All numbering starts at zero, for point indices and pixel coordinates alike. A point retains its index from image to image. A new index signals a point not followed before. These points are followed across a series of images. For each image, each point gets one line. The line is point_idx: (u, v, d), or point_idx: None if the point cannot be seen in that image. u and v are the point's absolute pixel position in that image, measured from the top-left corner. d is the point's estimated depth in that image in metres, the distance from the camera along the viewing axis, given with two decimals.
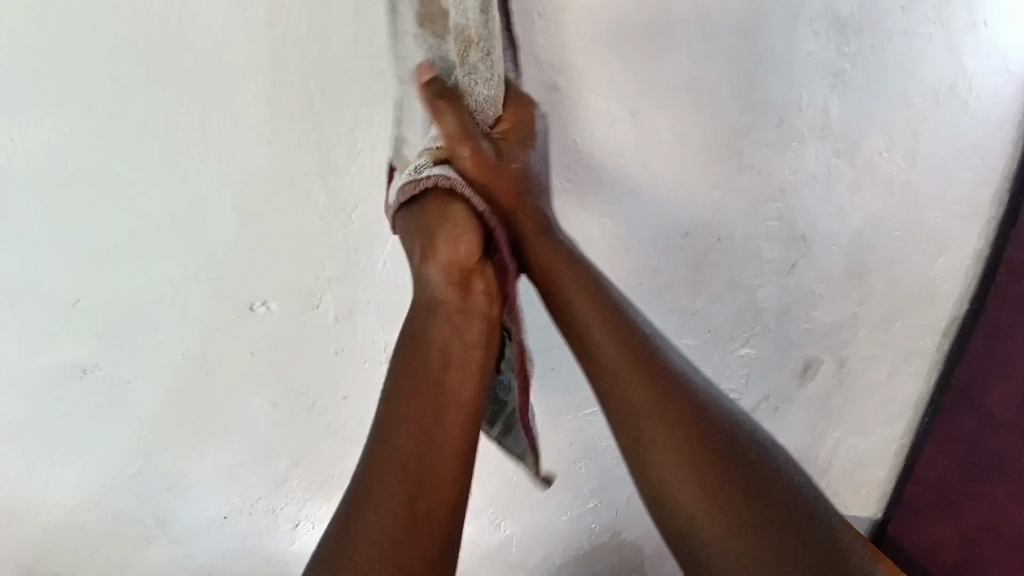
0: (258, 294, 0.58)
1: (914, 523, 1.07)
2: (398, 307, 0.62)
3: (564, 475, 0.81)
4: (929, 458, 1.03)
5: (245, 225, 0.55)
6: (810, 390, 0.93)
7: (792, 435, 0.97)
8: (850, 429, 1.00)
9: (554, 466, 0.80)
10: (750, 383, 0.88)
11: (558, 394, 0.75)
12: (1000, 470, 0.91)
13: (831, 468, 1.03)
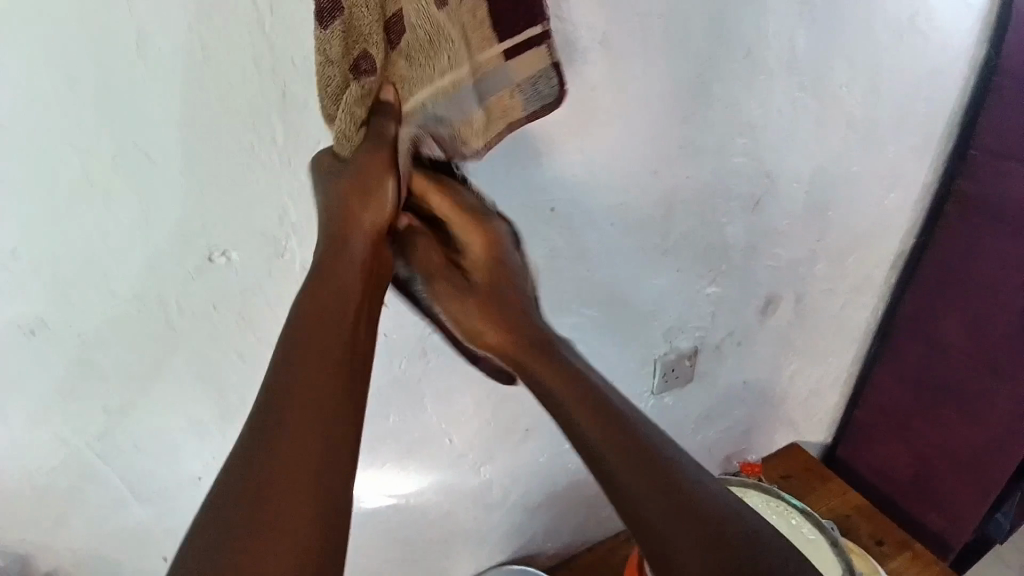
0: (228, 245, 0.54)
1: (862, 445, 1.16)
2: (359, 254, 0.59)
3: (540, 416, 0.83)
4: (877, 385, 1.11)
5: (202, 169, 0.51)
6: (771, 325, 0.97)
7: (754, 368, 1.01)
8: (806, 360, 1.06)
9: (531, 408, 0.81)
10: (716, 321, 0.91)
11: None
12: (959, 395, 1.00)
13: (789, 398, 1.10)
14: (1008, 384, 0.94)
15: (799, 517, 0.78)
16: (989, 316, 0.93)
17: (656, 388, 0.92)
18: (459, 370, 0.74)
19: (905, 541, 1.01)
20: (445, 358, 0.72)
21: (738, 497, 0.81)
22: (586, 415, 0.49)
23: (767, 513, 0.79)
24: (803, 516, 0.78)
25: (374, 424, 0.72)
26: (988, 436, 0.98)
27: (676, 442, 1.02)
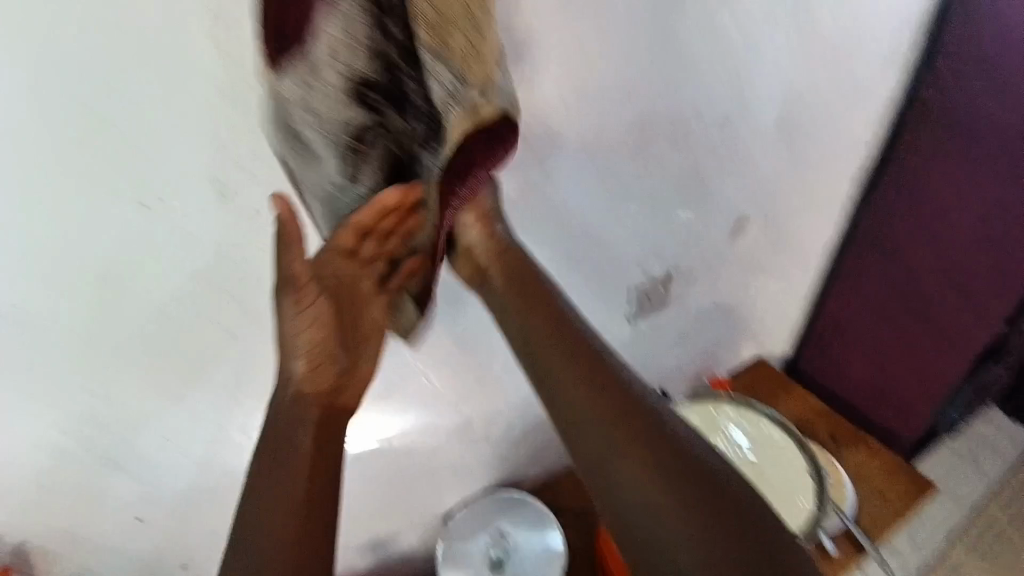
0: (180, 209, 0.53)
1: (820, 354, 1.23)
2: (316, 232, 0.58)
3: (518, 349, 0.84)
4: (837, 295, 1.15)
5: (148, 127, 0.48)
6: (740, 247, 0.98)
7: (723, 291, 1.03)
8: (772, 278, 1.08)
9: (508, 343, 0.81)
10: (689, 245, 0.91)
11: None
12: (919, 303, 1.07)
13: (755, 317, 1.14)
14: (963, 285, 1.02)
15: (766, 423, 0.82)
16: (946, 227, 0.99)
17: (631, 315, 0.92)
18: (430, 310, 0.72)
19: (861, 437, 1.10)
20: None
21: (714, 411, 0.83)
22: (581, 389, 0.54)
23: (740, 422, 0.82)
24: (771, 422, 0.82)
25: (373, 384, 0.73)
26: (944, 334, 1.07)
27: (650, 365, 1.05)
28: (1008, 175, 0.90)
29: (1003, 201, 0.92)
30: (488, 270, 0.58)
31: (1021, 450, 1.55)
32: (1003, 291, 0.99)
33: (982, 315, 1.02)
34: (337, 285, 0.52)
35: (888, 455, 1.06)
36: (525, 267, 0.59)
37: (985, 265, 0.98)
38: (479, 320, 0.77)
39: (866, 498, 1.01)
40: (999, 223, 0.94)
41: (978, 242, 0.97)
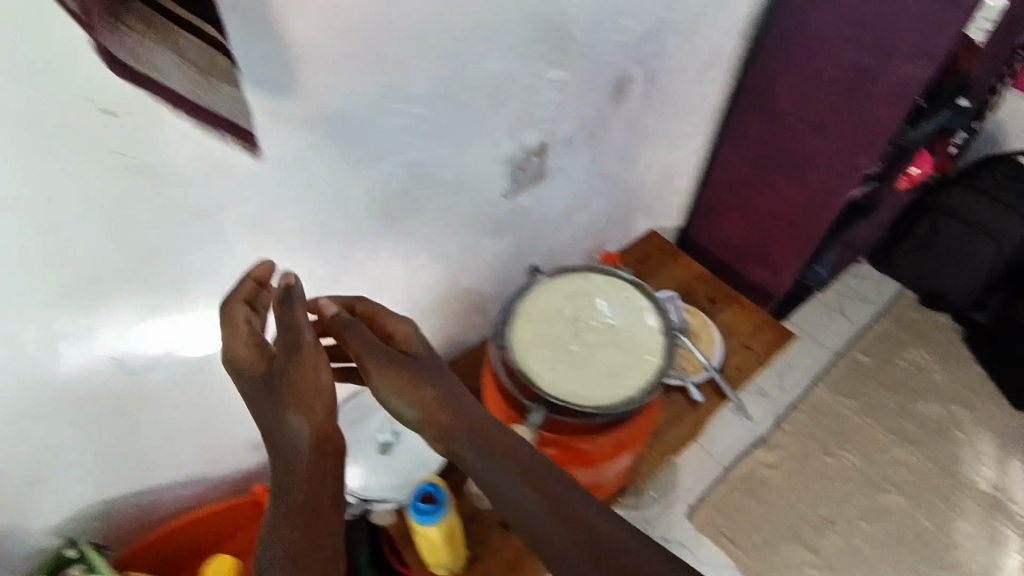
0: (172, 198, 0.57)
1: (708, 221, 1.28)
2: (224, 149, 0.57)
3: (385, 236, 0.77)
4: (722, 160, 1.18)
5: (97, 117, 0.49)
6: (622, 112, 0.93)
7: (608, 161, 1.00)
8: (657, 146, 1.07)
9: (367, 228, 0.75)
10: (566, 109, 0.84)
11: (348, 144, 0.66)
12: (791, 159, 1.09)
13: (644, 186, 1.13)
14: (830, 138, 1.02)
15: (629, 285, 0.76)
16: (819, 72, 0.97)
17: (506, 191, 0.87)
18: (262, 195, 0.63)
19: (733, 296, 1.19)
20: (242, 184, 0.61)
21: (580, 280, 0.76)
22: (491, 459, 0.61)
23: (603, 288, 0.75)
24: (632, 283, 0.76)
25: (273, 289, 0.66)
26: (810, 191, 1.10)
27: (537, 244, 1.03)
28: (879, 12, 0.88)
29: (872, 41, 0.91)
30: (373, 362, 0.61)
31: (880, 296, 1.74)
32: (866, 147, 0.99)
33: (846, 172, 1.04)
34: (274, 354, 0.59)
35: (754, 308, 1.16)
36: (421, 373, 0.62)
37: (852, 116, 0.98)
38: (329, 205, 0.69)
39: (733, 350, 1.11)
40: (865, 75, 0.94)
41: (847, 90, 0.96)
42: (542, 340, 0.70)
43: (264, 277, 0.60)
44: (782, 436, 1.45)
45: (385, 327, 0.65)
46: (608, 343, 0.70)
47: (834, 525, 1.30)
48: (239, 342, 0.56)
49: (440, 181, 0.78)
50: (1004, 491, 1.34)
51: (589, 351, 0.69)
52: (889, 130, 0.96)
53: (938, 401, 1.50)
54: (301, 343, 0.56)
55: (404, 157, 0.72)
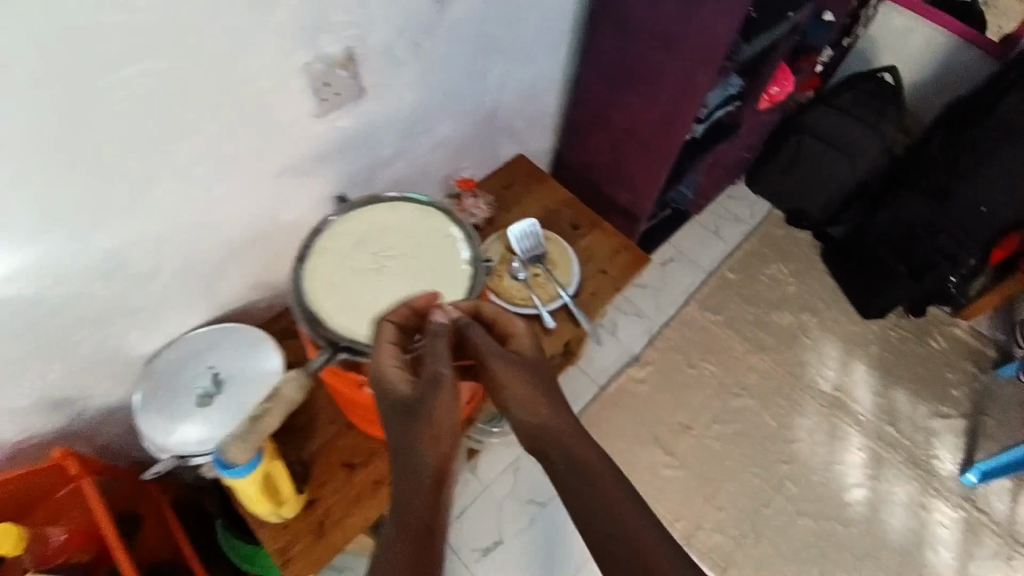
0: None
1: (576, 141, 1.26)
2: None
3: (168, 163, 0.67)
4: (585, 76, 1.15)
5: None
6: (453, 18, 0.84)
7: (450, 75, 0.92)
8: (504, 60, 0.99)
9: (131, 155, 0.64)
10: (376, 12, 0.73)
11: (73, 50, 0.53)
12: (643, 76, 1.07)
13: (501, 103, 1.08)
14: (674, 53, 1.01)
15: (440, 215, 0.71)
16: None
17: (316, 111, 0.76)
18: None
19: (595, 220, 1.17)
20: None
21: (389, 212, 0.70)
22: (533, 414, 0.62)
23: (413, 220, 0.70)
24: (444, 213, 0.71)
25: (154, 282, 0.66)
26: (660, 113, 1.09)
27: (376, 171, 0.94)
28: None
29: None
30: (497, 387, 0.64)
31: (753, 216, 1.83)
32: (704, 61, 0.98)
33: (689, 91, 1.03)
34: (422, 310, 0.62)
35: (615, 232, 1.16)
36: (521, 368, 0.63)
37: (690, 27, 0.96)
38: (70, 127, 0.57)
39: (590, 275, 1.11)
40: None
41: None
42: (338, 278, 0.64)
43: (423, 305, 0.62)
44: (653, 353, 1.53)
45: (502, 327, 0.65)
46: (410, 279, 0.66)
47: (691, 429, 1.41)
48: (389, 363, 0.58)
49: (220, 100, 0.66)
50: (843, 390, 1.48)
51: (389, 288, 0.65)
52: (723, 43, 0.94)
53: (791, 311, 1.63)
54: (439, 375, 0.56)
55: (161, 66, 0.59)
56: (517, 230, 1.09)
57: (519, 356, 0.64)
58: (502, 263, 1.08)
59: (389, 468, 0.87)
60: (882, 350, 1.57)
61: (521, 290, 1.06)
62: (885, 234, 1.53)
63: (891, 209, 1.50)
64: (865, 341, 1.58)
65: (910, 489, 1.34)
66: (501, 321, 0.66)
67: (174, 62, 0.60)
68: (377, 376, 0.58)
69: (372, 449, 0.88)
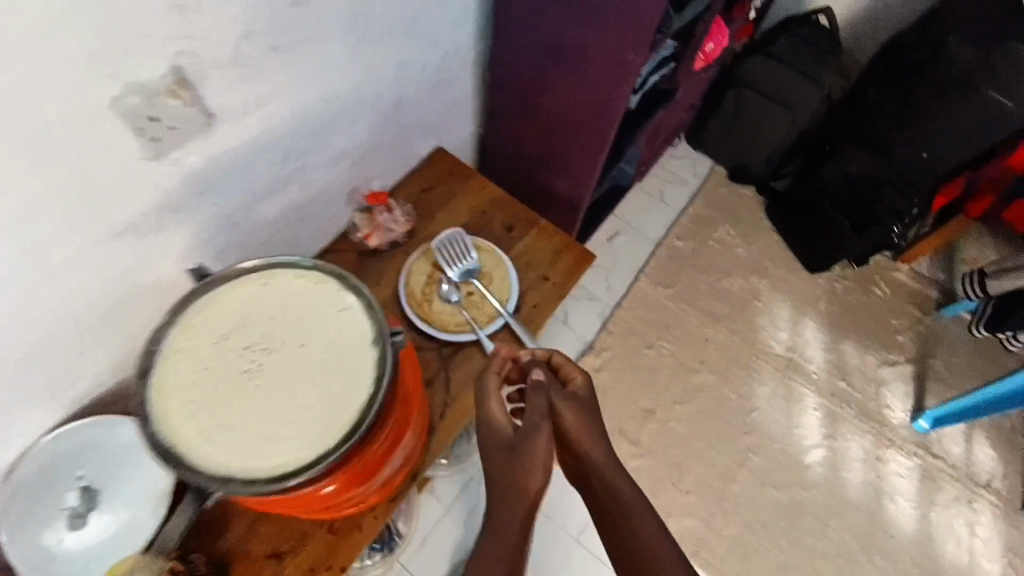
0: None
1: (498, 128, 1.12)
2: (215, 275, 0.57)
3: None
4: (497, 54, 0.99)
5: None
6: (320, 9, 0.66)
7: (333, 77, 0.74)
8: (399, 49, 0.82)
9: None
10: (206, 18, 0.56)
11: None
12: (564, 55, 0.93)
13: (407, 97, 0.91)
14: (595, 27, 0.87)
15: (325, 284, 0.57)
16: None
17: (149, 154, 0.59)
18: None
19: (530, 219, 1.05)
20: None
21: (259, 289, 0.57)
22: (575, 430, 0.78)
23: (290, 295, 0.57)
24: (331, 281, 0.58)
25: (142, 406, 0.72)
26: (589, 96, 0.96)
27: (259, 202, 0.78)
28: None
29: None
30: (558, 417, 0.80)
31: (698, 175, 1.74)
32: (631, 36, 0.85)
33: (618, 70, 0.90)
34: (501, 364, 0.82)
35: (554, 231, 1.04)
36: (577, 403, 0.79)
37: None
38: None
39: (531, 284, 1.00)
40: None
41: None
42: (200, 389, 0.53)
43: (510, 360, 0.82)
44: (608, 337, 1.46)
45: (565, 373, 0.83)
46: (292, 380, 0.53)
47: (653, 414, 1.37)
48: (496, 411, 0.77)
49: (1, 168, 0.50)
50: (795, 350, 1.46)
51: (265, 395, 0.53)
52: (648, 15, 0.82)
53: (741, 275, 1.58)
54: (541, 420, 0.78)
55: None
56: (444, 242, 0.96)
57: (578, 396, 0.80)
58: (430, 283, 0.95)
59: (324, 551, 0.76)
60: (830, 304, 1.56)
61: (456, 312, 0.93)
62: (828, 188, 1.49)
63: (833, 162, 1.46)
64: (814, 297, 1.56)
65: (865, 443, 1.35)
66: (565, 367, 0.84)
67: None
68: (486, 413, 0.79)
69: (301, 531, 0.76)
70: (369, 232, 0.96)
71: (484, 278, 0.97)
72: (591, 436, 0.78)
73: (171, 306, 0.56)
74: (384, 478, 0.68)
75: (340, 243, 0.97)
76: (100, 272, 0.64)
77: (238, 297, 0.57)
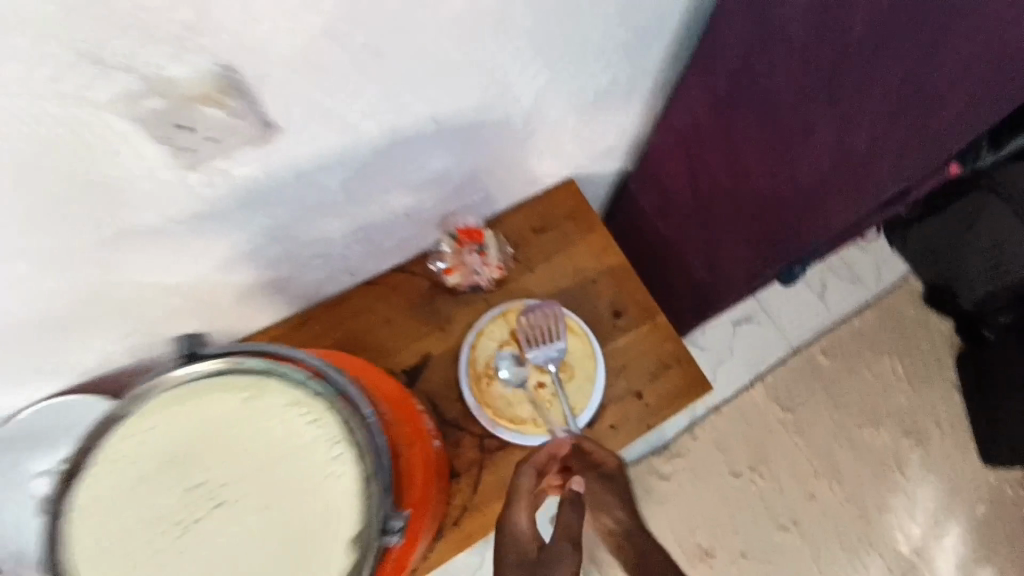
0: None
1: (654, 181, 0.87)
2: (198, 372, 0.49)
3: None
4: (686, 93, 0.72)
5: None
6: (445, 11, 0.46)
7: (446, 90, 0.55)
8: (546, 70, 0.60)
9: None
10: (275, 5, 0.38)
11: None
12: (778, 126, 0.63)
13: (544, 124, 0.70)
14: (834, 130, 0.58)
15: (325, 421, 0.48)
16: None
17: (178, 164, 0.46)
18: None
19: (648, 310, 0.81)
20: None
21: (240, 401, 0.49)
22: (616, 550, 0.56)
23: (270, 427, 0.48)
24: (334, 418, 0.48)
25: None
26: (784, 201, 0.69)
27: (324, 220, 0.63)
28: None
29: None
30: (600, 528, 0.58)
31: (884, 281, 1.36)
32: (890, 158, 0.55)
33: (843, 190, 0.62)
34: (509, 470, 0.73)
35: (669, 337, 0.80)
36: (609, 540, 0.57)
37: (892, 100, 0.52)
38: None
39: (617, 398, 0.78)
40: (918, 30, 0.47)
41: (894, 31, 0.48)
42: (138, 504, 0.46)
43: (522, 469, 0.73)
44: (691, 442, 1.21)
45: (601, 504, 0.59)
46: (239, 541, 0.46)
47: (710, 558, 1.14)
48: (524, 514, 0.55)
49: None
50: (922, 555, 1.17)
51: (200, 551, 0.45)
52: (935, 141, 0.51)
53: (891, 431, 1.23)
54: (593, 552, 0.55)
55: None
56: (534, 312, 0.77)
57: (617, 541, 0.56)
58: (499, 356, 0.77)
59: None
60: (988, 513, 1.21)
61: (514, 404, 0.75)
62: None
63: None
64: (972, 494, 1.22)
65: None
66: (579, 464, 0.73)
67: None
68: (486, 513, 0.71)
69: None
70: (452, 266, 0.79)
71: (565, 370, 0.77)
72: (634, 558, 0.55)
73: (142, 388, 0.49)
74: None
75: (414, 264, 0.81)
76: (107, 267, 0.54)
77: (223, 404, 0.48)
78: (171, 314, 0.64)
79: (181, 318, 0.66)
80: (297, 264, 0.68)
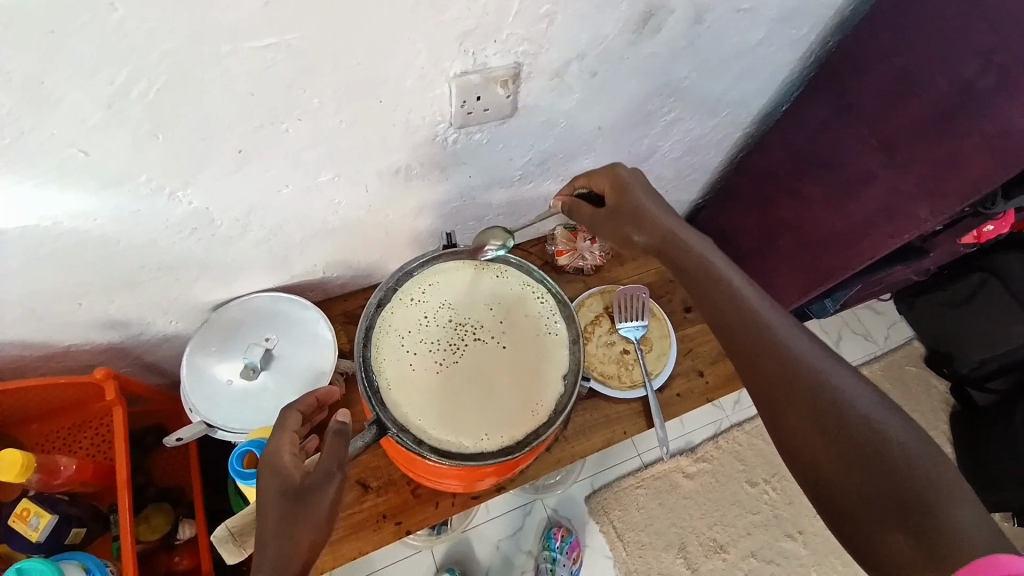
0: None
1: (729, 209, 1.08)
2: (448, 254, 0.66)
3: (287, 159, 0.59)
4: (769, 145, 0.94)
5: (176, 35, 0.43)
6: (644, 55, 0.68)
7: (619, 109, 0.76)
8: (682, 110, 0.82)
9: (230, 150, 0.55)
10: (562, 39, 0.60)
11: (207, 37, 0.44)
12: (839, 175, 0.84)
13: (662, 152, 0.92)
14: (887, 187, 0.79)
15: (546, 299, 0.65)
16: (918, 78, 0.71)
17: (454, 121, 0.63)
18: (80, 51, 0.42)
19: None
20: (26, 62, 0.41)
21: (491, 277, 0.66)
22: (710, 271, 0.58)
23: (511, 296, 0.65)
24: (551, 302, 0.65)
25: (325, 329, 0.81)
26: (833, 234, 0.90)
27: (498, 193, 0.83)
28: (1022, 4, 0.60)
29: (1004, 54, 0.63)
30: (619, 223, 0.65)
31: (891, 338, 1.55)
32: (925, 206, 0.76)
33: (887, 229, 0.82)
34: (591, 411, 0.90)
35: None
36: (672, 239, 0.61)
37: (930, 169, 0.73)
38: (196, 122, 0.51)
39: (684, 372, 0.95)
40: (960, 126, 0.69)
41: (942, 126, 0.70)
42: (418, 334, 0.62)
43: (603, 411, 0.90)
44: (714, 451, 1.37)
45: (628, 200, 0.64)
46: (454, 371, 0.60)
47: (724, 552, 1.30)
48: (286, 449, 0.56)
49: (351, 111, 0.57)
50: None
51: (464, 371, 0.60)
52: (960, 198, 0.72)
53: None
54: (335, 471, 0.54)
55: (282, 36, 0.47)
56: (624, 296, 0.96)
57: (640, 221, 0.63)
58: (594, 324, 0.96)
59: (398, 505, 0.80)
60: None
61: (603, 362, 0.94)
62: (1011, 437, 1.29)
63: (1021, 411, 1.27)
64: None
65: None
66: (650, 412, 0.91)
67: (317, 74, 0.51)
68: (571, 441, 0.88)
69: (392, 477, 0.81)
70: (563, 249, 0.99)
71: (645, 344, 0.95)
72: (739, 293, 0.55)
73: (420, 256, 0.65)
74: (479, 484, 0.71)
75: (531, 245, 1.02)
76: (359, 207, 0.72)
77: (472, 280, 0.65)
78: (368, 250, 0.82)
79: (373, 254, 0.83)
80: (462, 227, 0.88)
